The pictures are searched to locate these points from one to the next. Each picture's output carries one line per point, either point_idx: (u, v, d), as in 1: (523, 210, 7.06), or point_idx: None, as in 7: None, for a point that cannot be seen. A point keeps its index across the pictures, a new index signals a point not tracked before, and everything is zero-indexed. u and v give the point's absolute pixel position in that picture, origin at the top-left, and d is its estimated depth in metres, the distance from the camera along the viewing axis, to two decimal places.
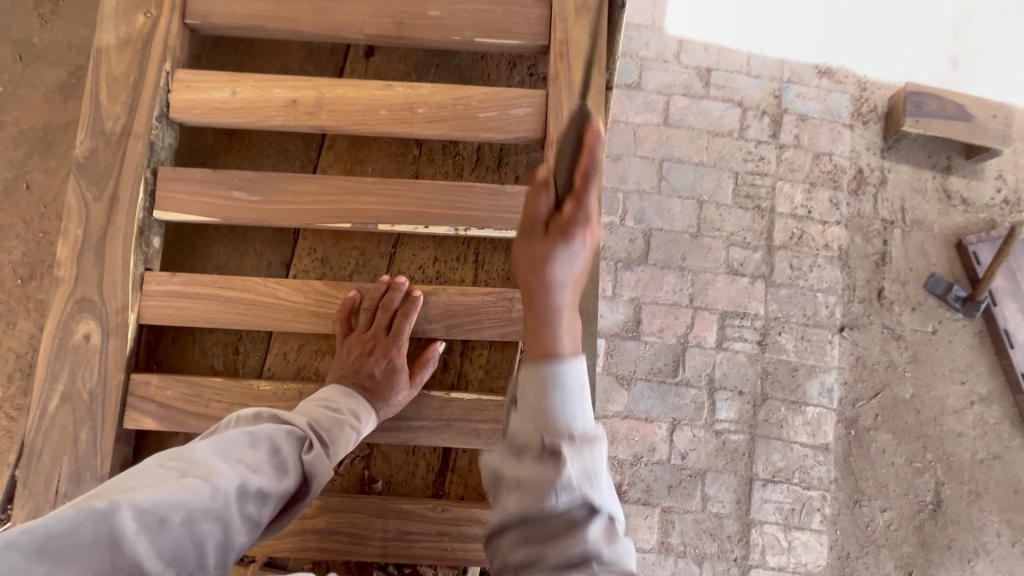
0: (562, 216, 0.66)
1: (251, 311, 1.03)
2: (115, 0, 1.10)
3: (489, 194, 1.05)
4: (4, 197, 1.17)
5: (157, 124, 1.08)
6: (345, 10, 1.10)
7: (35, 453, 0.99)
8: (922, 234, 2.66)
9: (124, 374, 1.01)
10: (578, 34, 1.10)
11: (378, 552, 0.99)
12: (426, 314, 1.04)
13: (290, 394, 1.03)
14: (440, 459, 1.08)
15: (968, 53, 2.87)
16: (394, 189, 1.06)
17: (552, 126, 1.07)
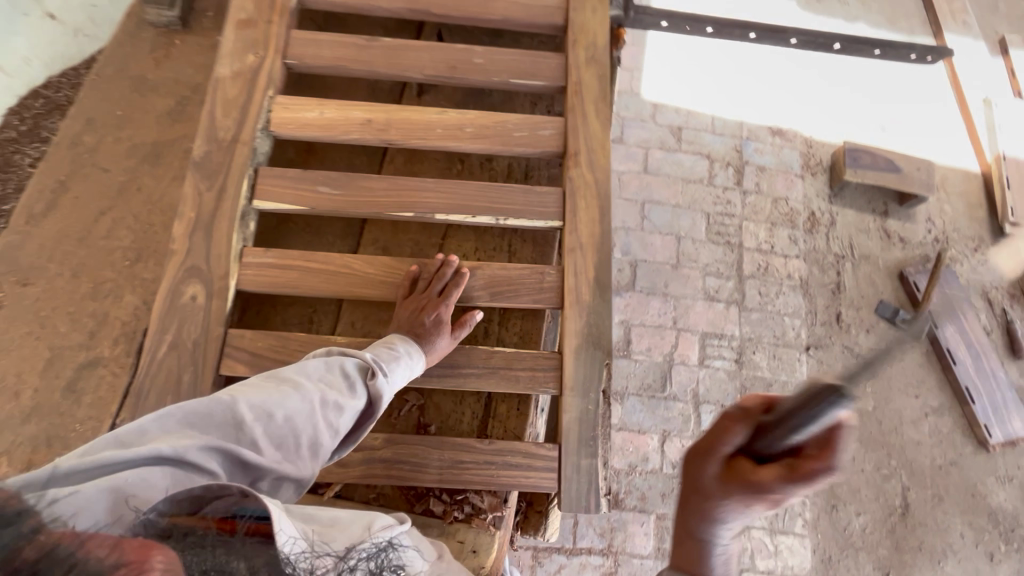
0: (747, 474, 0.73)
1: (331, 279, 1.25)
2: (230, 45, 1.42)
3: (522, 192, 1.33)
4: (119, 197, 1.41)
5: (260, 134, 1.36)
6: (410, 57, 1.44)
7: (143, 393, 1.17)
8: (869, 267, 3.07)
9: (224, 328, 1.22)
10: (589, 78, 1.45)
11: (435, 478, 1.14)
12: (473, 282, 1.27)
13: (362, 344, 1.24)
14: (483, 407, 1.30)
15: (894, 120, 3.42)
16: (448, 187, 1.32)
17: (572, 142, 1.38)
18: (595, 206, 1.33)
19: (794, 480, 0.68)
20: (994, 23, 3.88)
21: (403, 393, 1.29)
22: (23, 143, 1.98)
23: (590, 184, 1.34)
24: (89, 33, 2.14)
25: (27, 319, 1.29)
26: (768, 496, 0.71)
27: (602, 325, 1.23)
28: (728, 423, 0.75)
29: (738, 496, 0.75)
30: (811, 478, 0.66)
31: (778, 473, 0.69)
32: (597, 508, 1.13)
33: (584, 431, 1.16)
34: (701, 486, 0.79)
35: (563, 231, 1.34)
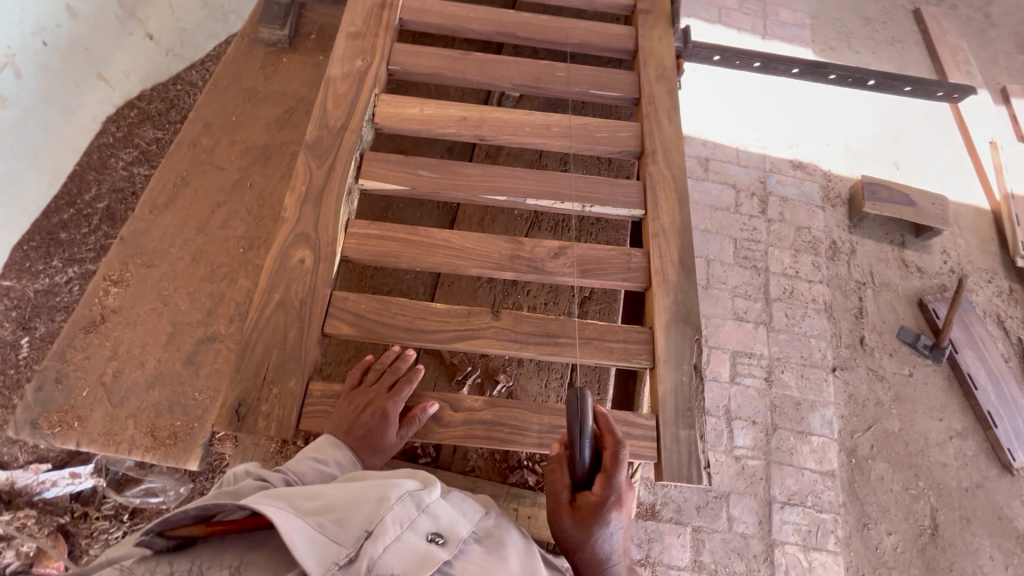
0: (593, 496, 0.97)
1: (435, 251, 1.34)
2: (341, 50, 1.57)
3: (607, 184, 1.47)
4: (234, 191, 1.56)
5: (365, 123, 1.48)
6: (500, 69, 1.61)
7: (251, 345, 1.20)
8: (889, 293, 3.22)
9: (329, 289, 1.26)
10: (659, 90, 1.63)
11: (535, 441, 1.18)
12: (563, 259, 1.36)
13: (462, 312, 1.28)
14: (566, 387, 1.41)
15: (907, 158, 3.64)
16: (539, 178, 1.45)
17: (649, 141, 1.54)
18: (674, 198, 1.47)
19: (611, 473, 0.97)
20: (996, 74, 4.17)
21: (495, 372, 1.41)
22: (119, 149, 2.15)
23: (667, 178, 1.49)
24: (179, 52, 2.31)
25: (152, 297, 1.41)
26: (611, 502, 0.96)
27: (689, 300, 1.35)
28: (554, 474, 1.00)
29: (597, 526, 0.96)
30: (615, 460, 0.98)
31: (602, 478, 0.97)
32: (699, 479, 1.21)
33: (680, 403, 1.26)
34: (575, 542, 0.97)
35: (644, 219, 1.48)
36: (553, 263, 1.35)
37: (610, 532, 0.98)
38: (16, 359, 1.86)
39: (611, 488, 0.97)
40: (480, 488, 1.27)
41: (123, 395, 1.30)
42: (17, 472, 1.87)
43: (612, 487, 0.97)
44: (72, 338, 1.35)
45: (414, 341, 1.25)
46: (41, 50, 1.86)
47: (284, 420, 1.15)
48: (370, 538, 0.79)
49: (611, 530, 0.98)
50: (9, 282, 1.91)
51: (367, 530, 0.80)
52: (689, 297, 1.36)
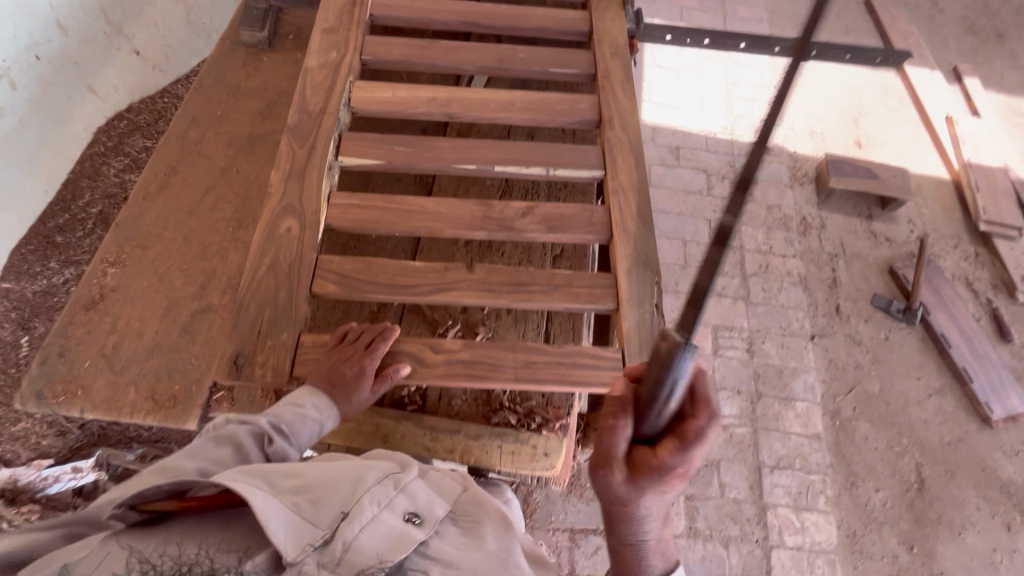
0: (656, 459, 0.84)
1: (412, 215, 1.43)
2: (317, 45, 1.68)
3: (569, 150, 1.59)
4: (222, 177, 1.66)
5: (342, 107, 1.58)
6: (465, 53, 1.73)
7: (246, 304, 1.27)
8: (861, 263, 3.34)
9: (315, 254, 1.34)
10: (613, 65, 1.76)
11: (511, 376, 1.25)
12: (531, 218, 1.46)
13: (439, 267, 1.36)
14: (544, 321, 1.49)
15: (868, 137, 3.82)
16: (506, 147, 1.56)
17: (607, 110, 1.66)
18: (630, 158, 1.58)
19: (687, 444, 0.83)
20: (947, 56, 4.39)
21: (476, 326, 1.47)
22: (110, 157, 2.25)
23: (624, 143, 1.61)
24: (165, 68, 2.45)
25: (147, 275, 1.49)
26: (677, 471, 0.84)
27: (647, 245, 1.45)
28: (617, 422, 0.85)
29: (650, 485, 0.87)
30: (698, 434, 0.83)
31: (675, 444, 0.83)
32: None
33: (644, 335, 1.33)
34: (620, 494, 0.89)
35: (605, 180, 1.59)
36: (522, 222, 1.45)
37: (661, 492, 0.89)
38: (17, 358, 1.93)
39: (680, 456, 0.84)
40: (464, 430, 1.33)
41: (123, 362, 1.38)
42: (20, 470, 1.92)
43: (682, 457, 0.84)
44: (73, 316, 1.43)
45: (397, 296, 1.33)
46: (34, 64, 1.98)
47: (280, 367, 1.21)
48: (346, 518, 0.87)
49: (658, 493, 0.89)
50: (8, 284, 1.99)
51: (343, 510, 0.88)
52: (648, 244, 1.45)
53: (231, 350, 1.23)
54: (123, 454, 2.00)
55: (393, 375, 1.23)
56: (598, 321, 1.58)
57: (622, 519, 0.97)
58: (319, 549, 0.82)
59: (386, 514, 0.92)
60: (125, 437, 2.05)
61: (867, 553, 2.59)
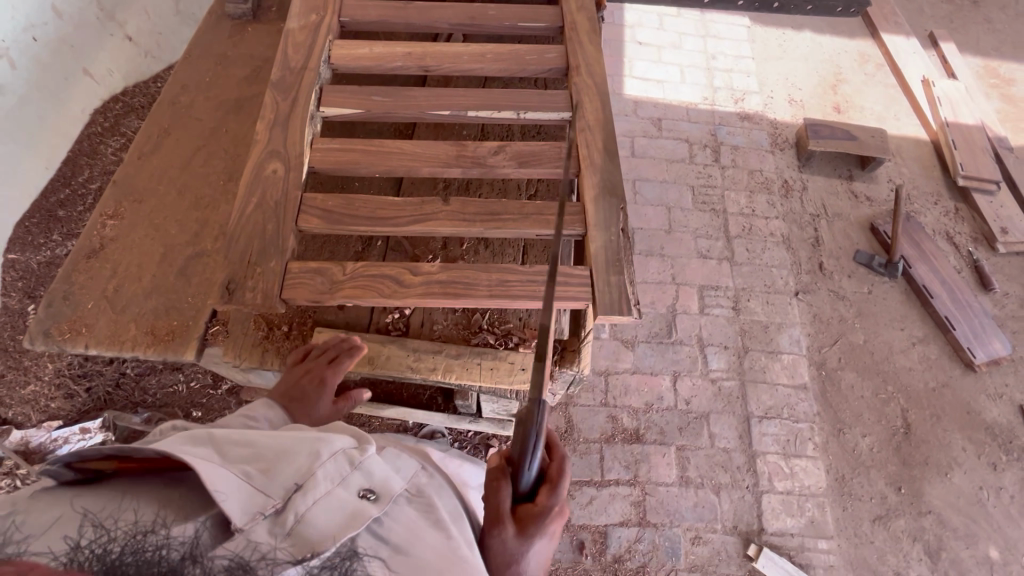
0: (538, 504, 1.02)
1: (390, 157, 1.52)
2: (297, 8, 1.77)
3: (538, 94, 1.67)
4: (213, 137, 1.75)
5: (322, 63, 1.67)
6: (439, 12, 1.82)
7: (235, 238, 1.35)
8: (843, 222, 3.42)
9: (300, 192, 1.42)
10: (580, 17, 1.84)
11: (486, 293, 1.33)
12: (503, 155, 1.54)
13: (416, 201, 1.44)
14: (520, 250, 1.59)
15: (845, 103, 3.93)
16: (478, 93, 1.65)
17: (573, 58, 1.74)
18: (597, 99, 1.66)
19: (556, 483, 1.04)
20: (923, 22, 4.47)
21: (455, 259, 1.57)
22: (107, 137, 2.37)
23: (591, 86, 1.69)
24: (157, 53, 2.56)
25: (145, 226, 1.59)
26: (555, 510, 1.03)
27: (614, 175, 1.53)
28: (497, 486, 1.02)
29: (537, 534, 1.03)
30: (560, 471, 1.05)
31: (548, 488, 1.03)
32: (629, 311, 1.34)
33: (609, 256, 1.40)
34: (513, 550, 1.03)
35: (573, 120, 1.67)
36: (494, 158, 1.53)
37: (545, 537, 1.06)
38: (23, 325, 2.02)
39: (553, 499, 1.03)
40: (445, 352, 1.42)
41: (125, 303, 1.47)
42: (31, 432, 2.02)
43: (555, 497, 1.03)
44: (76, 264, 1.52)
45: (378, 228, 1.41)
46: (33, 45, 2.07)
47: (269, 292, 1.28)
48: (298, 491, 0.91)
49: (543, 537, 1.06)
50: (14, 256, 2.08)
51: (296, 483, 0.92)
52: (616, 174, 1.53)
53: (224, 278, 1.31)
54: (129, 416, 2.09)
55: (374, 296, 1.31)
56: (573, 250, 1.68)
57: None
58: (271, 519, 0.87)
59: (339, 491, 0.95)
60: (131, 401, 2.14)
61: (857, 495, 2.66)
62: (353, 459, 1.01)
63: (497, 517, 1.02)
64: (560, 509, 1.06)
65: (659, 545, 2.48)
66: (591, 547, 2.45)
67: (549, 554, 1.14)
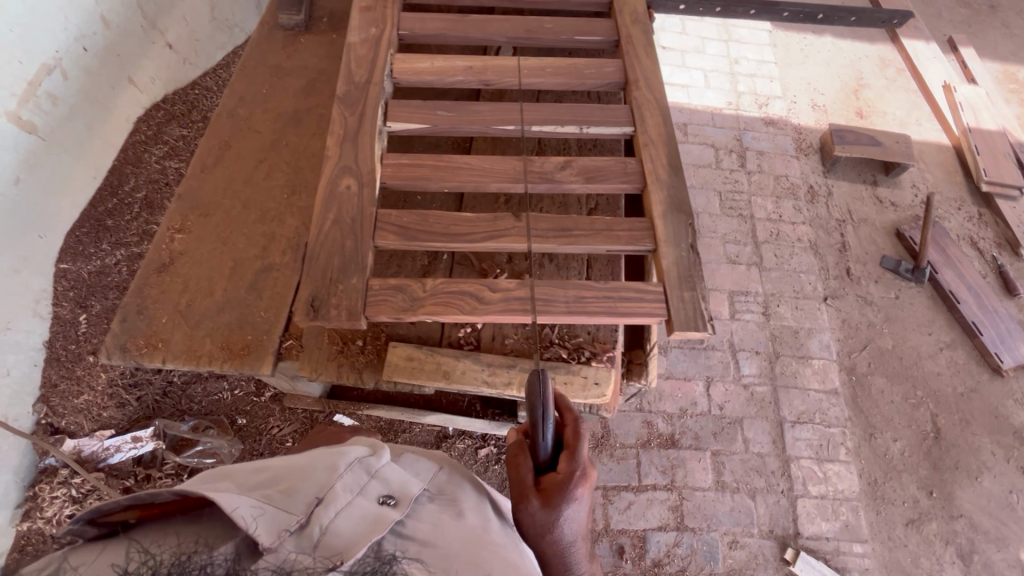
0: (560, 470, 1.09)
1: (459, 171, 1.53)
2: (356, 21, 1.78)
3: (600, 108, 1.69)
4: (274, 149, 1.76)
5: (385, 77, 1.68)
6: (496, 26, 1.84)
7: (315, 255, 1.36)
8: (868, 227, 3.45)
9: (374, 208, 1.44)
10: (635, 31, 1.86)
11: (564, 309, 1.35)
12: (569, 170, 1.56)
13: (488, 218, 1.46)
14: (583, 264, 1.61)
15: (868, 108, 3.96)
16: (540, 107, 1.66)
17: (632, 72, 1.76)
18: (658, 113, 1.68)
19: (574, 448, 1.12)
20: (942, 27, 4.49)
21: (521, 274, 1.59)
22: (151, 144, 2.37)
23: (651, 100, 1.71)
24: (193, 60, 2.57)
25: (213, 240, 1.60)
26: (577, 474, 1.09)
27: (681, 191, 1.55)
28: (518, 460, 1.12)
29: (563, 502, 1.06)
30: (577, 438, 1.13)
31: (567, 454, 1.10)
32: (704, 327, 1.36)
33: (682, 271, 1.42)
34: (541, 523, 1.05)
35: (634, 135, 1.69)
36: (561, 173, 1.55)
37: (575, 509, 1.07)
38: (77, 334, 2.06)
39: (574, 464, 1.10)
40: (518, 366, 1.44)
41: (197, 318, 1.49)
42: (83, 441, 2.01)
43: (576, 461, 1.10)
44: (147, 278, 1.53)
45: (452, 245, 1.42)
46: (83, 55, 2.07)
47: (353, 309, 1.30)
48: (321, 503, 0.90)
49: (574, 510, 1.07)
50: (65, 265, 2.08)
51: (318, 496, 0.91)
52: (683, 190, 1.55)
53: (305, 295, 1.32)
54: (179, 425, 2.12)
55: (455, 313, 1.33)
56: (632, 262, 1.70)
57: (559, 559, 1.08)
58: (296, 534, 0.84)
59: (361, 499, 0.94)
60: (179, 409, 2.17)
61: (889, 499, 2.70)
62: (370, 468, 1.02)
63: (523, 488, 1.08)
64: (586, 479, 1.10)
65: (697, 549, 2.51)
66: (630, 552, 2.48)
67: (586, 540, 1.12)
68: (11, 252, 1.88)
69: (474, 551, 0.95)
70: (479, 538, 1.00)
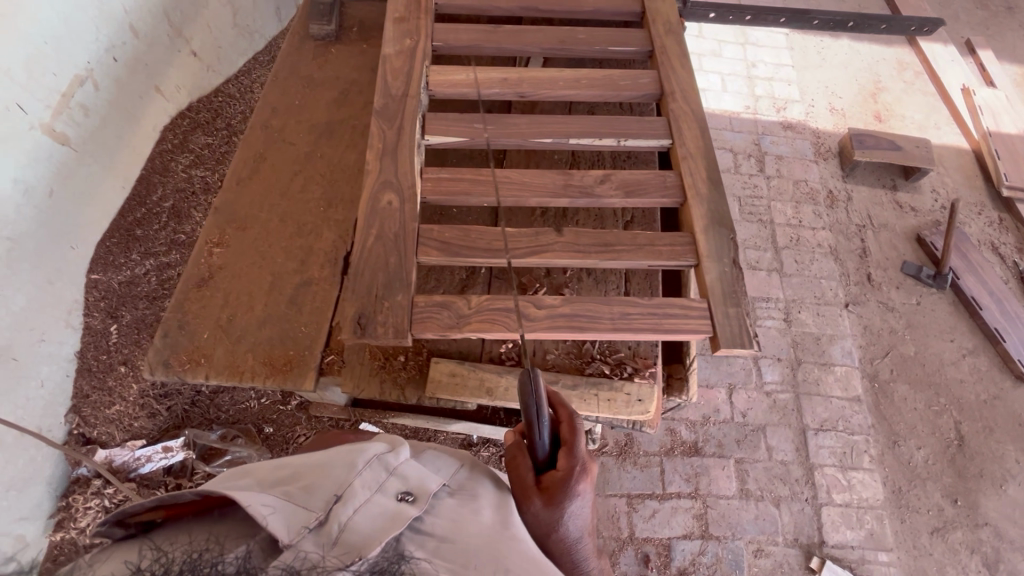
0: (560, 467, 1.11)
1: (499, 186, 1.53)
2: (391, 32, 1.77)
3: (637, 121, 1.68)
4: (308, 161, 1.76)
5: (421, 89, 1.67)
6: (529, 36, 1.83)
7: (360, 272, 1.36)
8: (889, 233, 3.44)
9: (417, 223, 1.43)
10: (669, 41, 1.85)
11: (609, 326, 1.34)
12: (609, 184, 1.55)
13: (530, 233, 1.46)
14: (622, 278, 1.61)
15: (887, 112, 3.94)
16: (577, 120, 1.66)
17: (667, 84, 1.75)
18: (695, 126, 1.67)
19: (571, 445, 1.14)
20: (960, 29, 4.47)
21: (560, 288, 1.58)
22: (178, 153, 2.38)
23: (688, 112, 1.70)
24: (217, 67, 2.57)
25: (251, 254, 1.60)
26: (577, 469, 1.11)
27: (722, 205, 1.54)
28: (518, 463, 1.14)
29: (566, 499, 1.07)
30: (572, 435, 1.15)
31: (564, 451, 1.13)
32: (750, 344, 1.36)
33: (726, 287, 1.42)
34: (546, 523, 1.06)
35: (671, 148, 1.68)
36: (601, 187, 1.55)
37: (578, 504, 1.09)
38: (107, 344, 2.06)
39: (573, 460, 1.12)
40: (561, 382, 1.44)
41: (239, 333, 1.49)
42: (114, 451, 2.02)
43: (574, 457, 1.12)
44: (187, 293, 1.53)
45: (495, 260, 1.42)
46: (113, 65, 2.07)
47: (399, 327, 1.30)
48: (339, 500, 0.85)
49: (578, 505, 1.09)
50: (96, 275, 2.07)
51: (336, 493, 0.86)
52: (723, 204, 1.54)
53: (350, 313, 1.32)
54: (208, 434, 2.13)
55: (501, 330, 1.32)
56: (668, 276, 1.70)
57: (568, 558, 1.08)
58: (315, 532, 0.80)
59: (379, 497, 0.89)
60: (208, 418, 2.18)
61: (914, 507, 2.69)
62: (389, 464, 0.96)
63: (525, 489, 1.09)
64: (586, 473, 1.12)
65: (722, 557, 2.50)
66: (656, 560, 2.47)
67: (591, 536, 1.13)
68: (45, 264, 1.87)
69: (497, 546, 0.88)
70: (502, 533, 0.93)
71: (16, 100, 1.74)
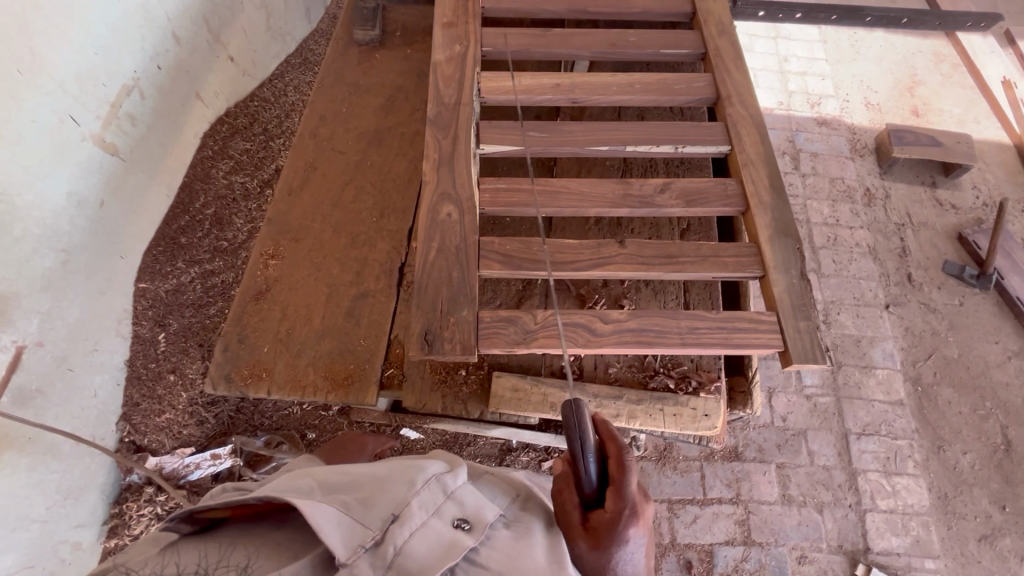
0: (607, 508, 0.94)
1: (559, 196, 1.50)
2: (440, 38, 1.74)
3: (694, 126, 1.64)
4: (359, 171, 1.74)
5: (474, 96, 1.64)
6: (580, 40, 1.79)
7: (424, 287, 1.34)
8: (929, 231, 3.36)
9: (477, 236, 1.41)
10: (723, 43, 1.80)
11: (678, 341, 1.31)
12: (669, 194, 1.52)
13: (592, 245, 1.43)
14: (681, 289, 1.57)
15: (925, 106, 3.84)
16: (634, 126, 1.62)
17: (723, 88, 1.71)
18: (755, 132, 1.63)
19: (621, 481, 0.95)
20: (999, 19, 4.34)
21: (619, 299, 1.56)
22: (218, 160, 2.38)
23: (747, 117, 1.66)
24: (253, 72, 2.57)
25: (306, 266, 1.59)
26: (627, 511, 0.92)
27: (787, 214, 1.50)
28: (563, 496, 0.99)
29: (614, 545, 0.91)
30: (622, 470, 0.97)
31: (612, 489, 0.95)
32: (823, 359, 1.33)
33: (795, 299, 1.38)
34: (592, 570, 0.91)
35: (730, 154, 1.64)
36: (661, 197, 1.51)
37: (632, 552, 0.91)
38: (156, 353, 2.07)
39: (623, 500, 0.93)
40: (624, 397, 1.42)
41: (298, 347, 1.48)
42: (165, 458, 2.01)
43: (624, 497, 0.93)
44: (245, 306, 1.52)
45: (559, 273, 1.40)
46: (156, 73, 2.06)
47: (466, 343, 1.28)
48: (396, 521, 0.80)
49: (630, 553, 0.91)
50: (144, 284, 2.08)
51: (393, 513, 0.81)
52: (789, 213, 1.51)
53: (416, 329, 1.30)
54: (253, 441, 2.12)
55: (568, 345, 1.30)
56: (726, 285, 1.66)
57: None
58: (372, 552, 0.77)
59: (435, 521, 0.83)
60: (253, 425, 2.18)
61: (960, 514, 2.65)
62: (447, 486, 0.88)
63: (569, 528, 0.95)
64: (639, 517, 0.93)
65: (766, 564, 2.48)
66: (698, 566, 2.45)
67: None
68: (97, 275, 1.88)
69: None
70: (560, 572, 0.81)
71: (68, 113, 1.74)
